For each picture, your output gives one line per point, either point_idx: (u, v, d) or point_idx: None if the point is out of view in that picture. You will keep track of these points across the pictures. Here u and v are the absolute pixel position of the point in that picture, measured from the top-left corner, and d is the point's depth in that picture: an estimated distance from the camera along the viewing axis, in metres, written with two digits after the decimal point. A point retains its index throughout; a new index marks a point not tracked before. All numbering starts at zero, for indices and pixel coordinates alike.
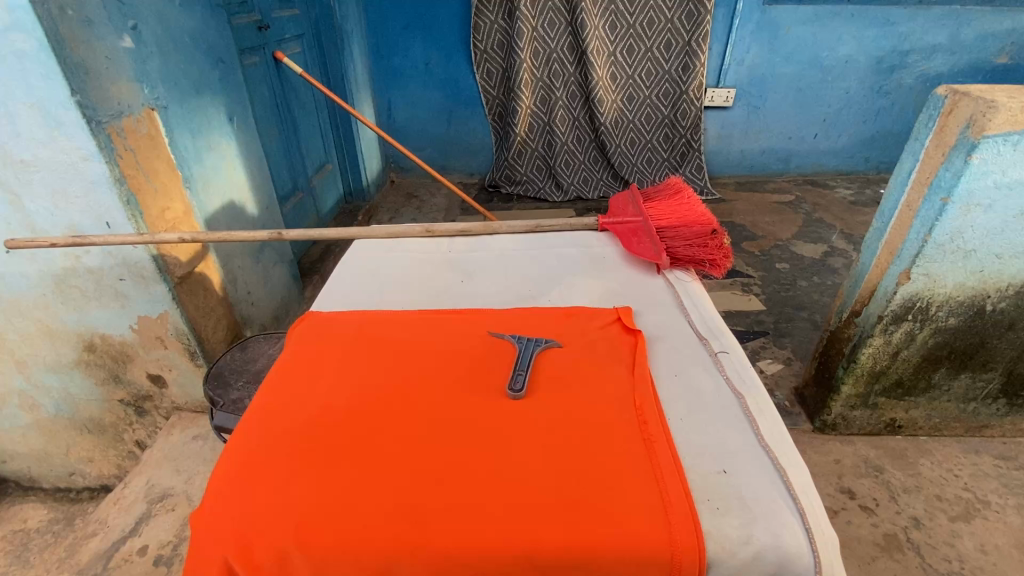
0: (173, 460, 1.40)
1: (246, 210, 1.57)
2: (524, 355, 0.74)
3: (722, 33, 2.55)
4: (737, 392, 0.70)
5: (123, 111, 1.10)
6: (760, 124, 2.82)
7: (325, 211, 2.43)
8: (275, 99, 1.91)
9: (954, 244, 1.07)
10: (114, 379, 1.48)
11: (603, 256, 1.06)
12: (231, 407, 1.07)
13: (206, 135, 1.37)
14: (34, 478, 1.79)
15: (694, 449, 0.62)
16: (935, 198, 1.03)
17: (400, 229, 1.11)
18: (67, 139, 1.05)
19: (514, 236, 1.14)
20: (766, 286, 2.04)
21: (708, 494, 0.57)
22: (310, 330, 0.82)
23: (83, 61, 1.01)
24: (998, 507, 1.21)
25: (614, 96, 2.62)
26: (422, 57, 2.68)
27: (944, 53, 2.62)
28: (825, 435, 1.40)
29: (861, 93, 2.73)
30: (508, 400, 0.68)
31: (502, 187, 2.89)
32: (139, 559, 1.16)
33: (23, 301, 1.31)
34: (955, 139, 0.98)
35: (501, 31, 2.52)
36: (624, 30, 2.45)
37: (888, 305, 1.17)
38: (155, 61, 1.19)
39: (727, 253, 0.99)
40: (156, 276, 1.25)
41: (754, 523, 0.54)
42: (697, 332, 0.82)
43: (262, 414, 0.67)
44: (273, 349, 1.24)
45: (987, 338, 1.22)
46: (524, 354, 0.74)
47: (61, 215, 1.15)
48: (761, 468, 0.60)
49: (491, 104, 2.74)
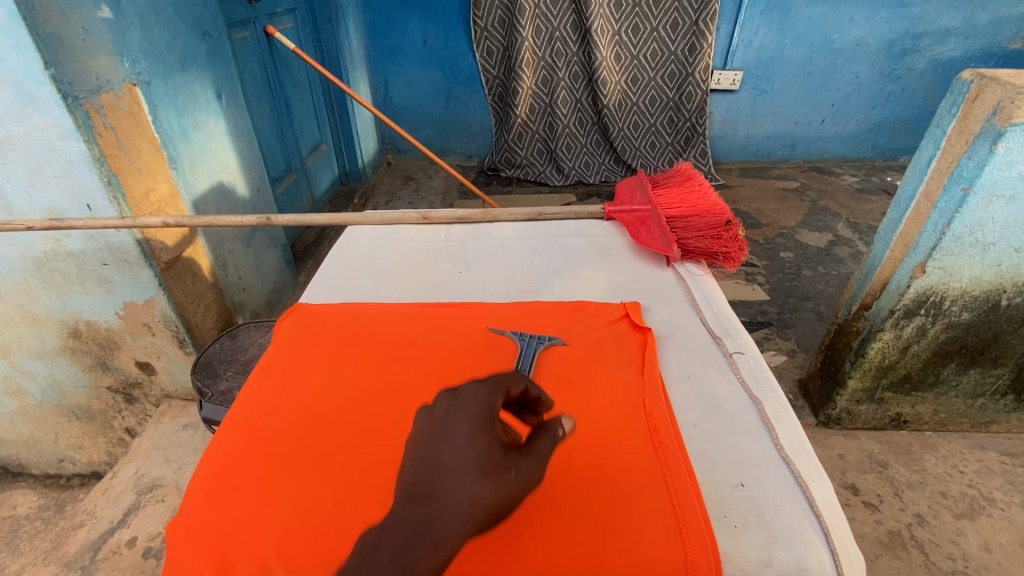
0: (162, 450, 1.37)
1: (236, 191, 1.51)
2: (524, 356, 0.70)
3: (731, 13, 2.46)
4: (755, 396, 0.66)
5: (103, 86, 1.04)
6: (766, 108, 2.76)
7: (320, 193, 2.37)
8: (266, 75, 1.84)
9: (973, 237, 1.03)
10: (101, 366, 1.43)
11: (610, 247, 1.01)
12: (219, 398, 1.03)
13: (193, 113, 1.31)
14: (23, 464, 1.77)
15: (709, 460, 0.59)
16: (955, 188, 0.98)
17: (397, 215, 1.04)
18: (41, 116, 0.99)
19: (515, 224, 1.09)
20: (770, 275, 2.00)
21: (724, 511, 0.54)
22: (298, 322, 0.78)
23: (58, 33, 0.94)
24: (1003, 505, 1.19)
25: (617, 77, 2.54)
26: (420, 34, 2.59)
27: (957, 37, 2.54)
28: (828, 430, 1.38)
29: (870, 77, 2.66)
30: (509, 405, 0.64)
31: (502, 170, 2.82)
32: (128, 551, 1.13)
33: (5, 285, 1.26)
34: (980, 126, 0.93)
35: (501, 8, 2.43)
36: (629, 9, 2.37)
37: (900, 299, 1.13)
38: (137, 32, 1.12)
39: (742, 245, 0.93)
40: (141, 261, 1.20)
41: (774, 543, 0.51)
42: (711, 330, 0.78)
43: (246, 415, 0.63)
44: (264, 338, 1.20)
45: (1000, 334, 1.19)
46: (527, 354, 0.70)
47: (39, 196, 1.10)
48: (781, 480, 0.56)
49: (491, 84, 2.66)
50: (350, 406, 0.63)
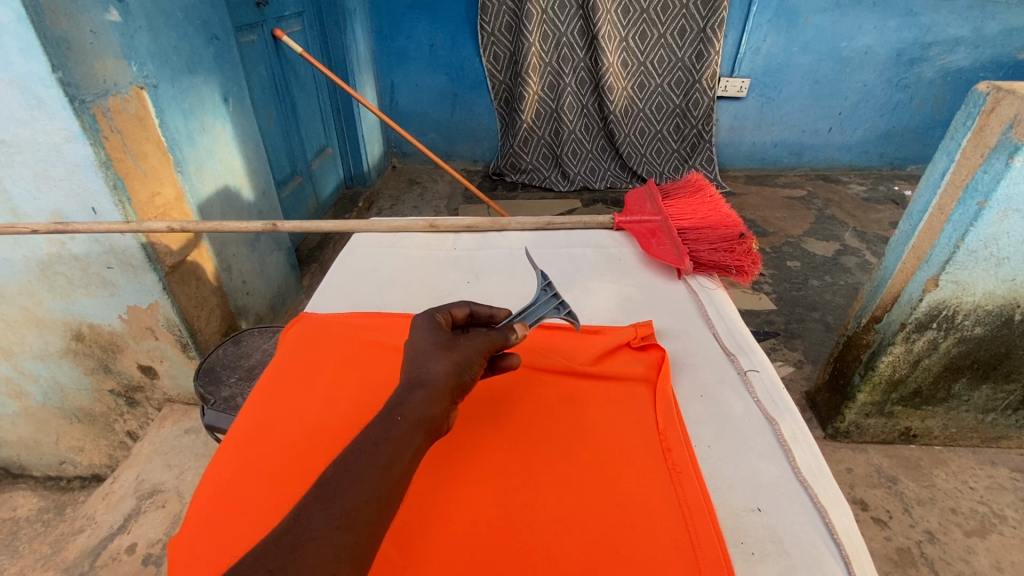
0: (164, 454, 1.36)
1: (241, 195, 1.51)
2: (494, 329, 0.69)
3: (739, 20, 2.46)
4: (770, 416, 0.65)
5: (110, 89, 1.04)
6: (773, 116, 2.74)
7: (325, 196, 2.37)
8: (273, 78, 1.83)
9: (987, 251, 1.01)
10: (104, 369, 1.42)
11: (620, 257, 1.00)
12: (222, 405, 1.02)
13: (200, 117, 1.31)
14: (24, 465, 1.76)
15: (724, 482, 0.58)
16: (970, 202, 0.97)
17: (403, 223, 1.07)
18: (48, 119, 0.99)
19: (523, 233, 1.08)
20: (777, 284, 1.98)
21: (740, 537, 0.53)
22: (305, 333, 0.79)
23: (65, 36, 0.94)
24: (1014, 522, 1.17)
25: (624, 83, 2.53)
26: (427, 38, 2.59)
27: (967, 46, 2.53)
28: (836, 443, 1.36)
29: (878, 86, 2.64)
30: (524, 423, 0.65)
31: (507, 175, 2.81)
32: (127, 557, 1.12)
33: (8, 287, 1.26)
34: (996, 139, 0.92)
35: (508, 13, 2.42)
36: (637, 15, 2.36)
37: (912, 312, 1.12)
38: (145, 35, 1.12)
39: (756, 259, 0.92)
40: (145, 265, 1.19)
41: (793, 572, 0.50)
42: (724, 346, 0.77)
43: (252, 430, 0.65)
44: (268, 343, 1.19)
45: (1013, 349, 1.17)
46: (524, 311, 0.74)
47: (44, 199, 1.09)
48: (799, 505, 0.55)
49: (496, 89, 2.65)
50: (354, 422, 0.65)
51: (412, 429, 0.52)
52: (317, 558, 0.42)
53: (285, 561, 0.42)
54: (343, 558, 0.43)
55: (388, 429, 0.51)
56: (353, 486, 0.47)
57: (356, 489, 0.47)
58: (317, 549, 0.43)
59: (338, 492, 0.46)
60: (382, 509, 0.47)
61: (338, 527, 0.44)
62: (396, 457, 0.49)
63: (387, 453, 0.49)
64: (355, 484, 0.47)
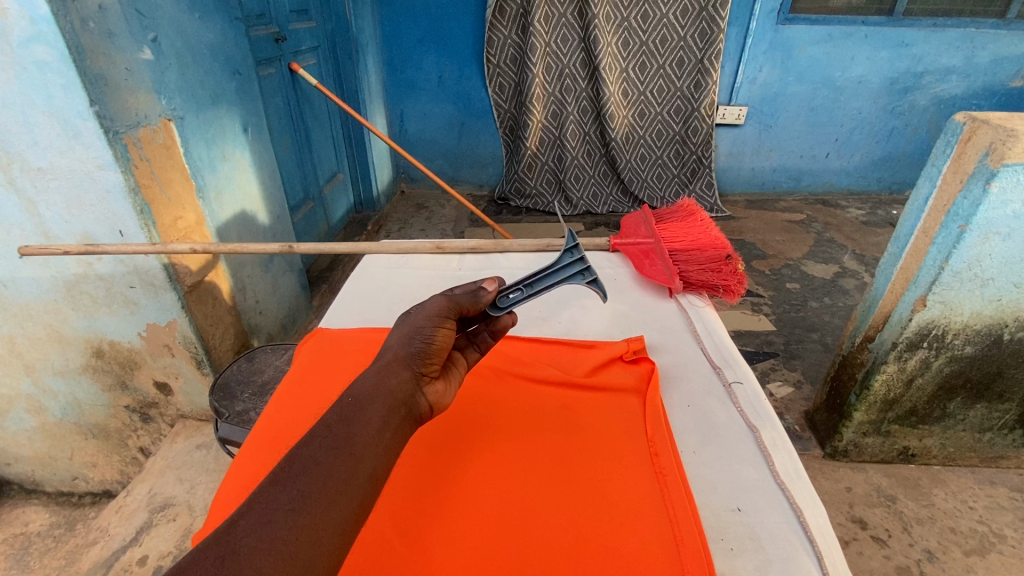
0: (175, 469, 1.39)
1: (257, 219, 1.58)
2: (511, 297, 0.74)
3: (735, 51, 2.56)
4: (752, 424, 0.71)
5: (141, 121, 1.12)
6: (771, 142, 2.82)
7: (336, 220, 2.45)
8: (289, 108, 1.93)
9: (972, 272, 1.05)
10: (121, 385, 1.48)
11: (615, 278, 1.06)
12: (235, 419, 1.06)
13: (221, 145, 1.38)
14: (37, 481, 1.80)
15: (706, 485, 0.63)
16: (952, 225, 1.02)
17: (411, 246, 1.09)
18: (83, 148, 1.06)
19: (524, 255, 1.13)
20: (776, 306, 2.02)
21: (720, 534, 0.58)
22: (320, 347, 0.85)
23: (103, 73, 1.02)
24: (1013, 541, 1.18)
25: (625, 111, 2.63)
26: (435, 70, 2.71)
27: (958, 75, 2.61)
28: (835, 462, 1.38)
29: (873, 113, 2.72)
30: (528, 428, 0.70)
31: (512, 200, 2.88)
32: (139, 569, 1.15)
33: (35, 305, 1.32)
34: (973, 167, 0.97)
35: (513, 47, 2.54)
36: (637, 47, 2.47)
37: (903, 332, 1.15)
38: (174, 72, 1.20)
39: (741, 279, 0.98)
40: (166, 285, 1.25)
41: (768, 566, 0.55)
42: (710, 360, 0.82)
43: (269, 436, 0.70)
44: (280, 360, 1.23)
45: (1004, 368, 1.20)
46: (548, 274, 0.77)
47: (75, 222, 1.17)
48: (774, 505, 0.61)
49: (502, 117, 2.74)
50: None
51: (370, 405, 0.53)
52: (273, 539, 0.42)
53: (236, 545, 0.41)
54: (301, 539, 0.43)
55: (343, 409, 0.53)
56: (308, 469, 0.47)
57: (313, 472, 0.47)
58: (272, 531, 0.42)
59: (293, 476, 0.46)
60: (346, 489, 0.47)
61: (292, 510, 0.44)
62: (356, 436, 0.50)
63: (345, 434, 0.50)
64: (312, 465, 0.47)
